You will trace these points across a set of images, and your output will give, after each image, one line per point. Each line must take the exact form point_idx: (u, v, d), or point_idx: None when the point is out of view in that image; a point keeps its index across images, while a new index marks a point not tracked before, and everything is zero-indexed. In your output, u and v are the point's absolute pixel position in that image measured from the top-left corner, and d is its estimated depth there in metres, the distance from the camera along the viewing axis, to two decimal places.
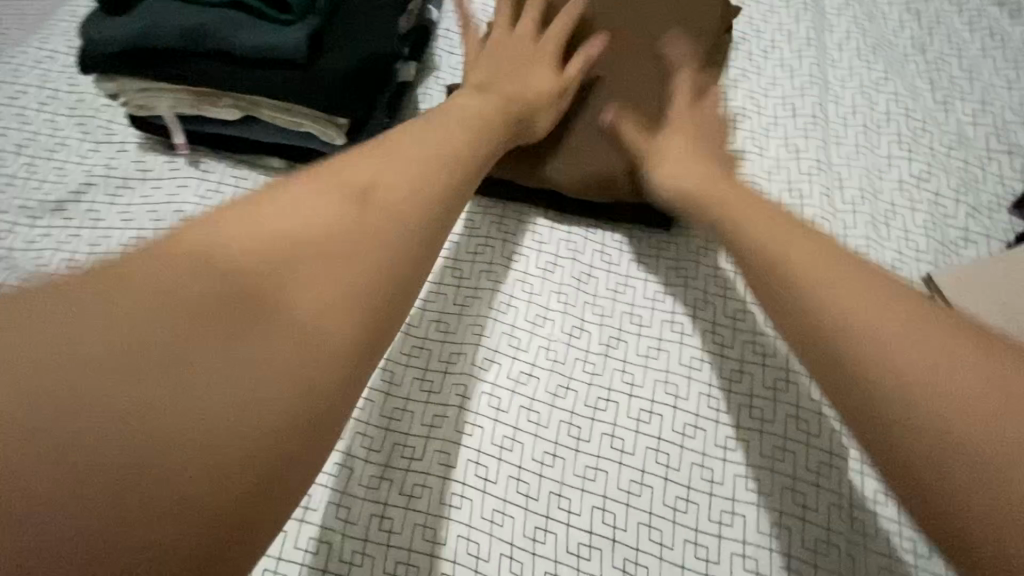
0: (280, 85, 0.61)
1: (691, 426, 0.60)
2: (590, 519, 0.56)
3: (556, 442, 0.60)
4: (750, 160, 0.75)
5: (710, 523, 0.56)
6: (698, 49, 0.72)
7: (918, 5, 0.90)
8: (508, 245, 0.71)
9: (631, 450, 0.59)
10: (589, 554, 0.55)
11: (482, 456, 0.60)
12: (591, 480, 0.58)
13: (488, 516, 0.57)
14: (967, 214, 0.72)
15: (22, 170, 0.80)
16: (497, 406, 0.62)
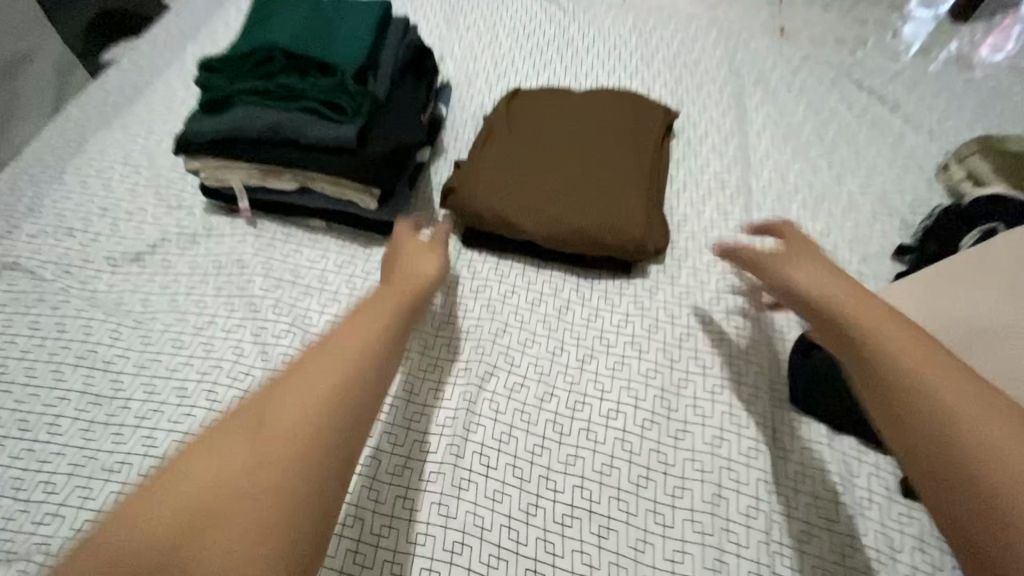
0: (335, 165, 0.82)
1: (649, 421, 0.77)
2: (571, 495, 0.71)
3: (544, 436, 0.75)
4: (692, 221, 0.96)
5: (666, 496, 0.71)
6: (644, 142, 0.97)
7: (818, 104, 1.16)
8: (503, 285, 0.90)
9: (602, 441, 0.75)
10: (571, 523, 0.69)
11: (485, 448, 0.74)
12: (572, 465, 0.73)
13: (491, 495, 0.71)
14: (860, 260, 0.93)
15: (106, 228, 0.99)
16: (496, 408, 0.77)
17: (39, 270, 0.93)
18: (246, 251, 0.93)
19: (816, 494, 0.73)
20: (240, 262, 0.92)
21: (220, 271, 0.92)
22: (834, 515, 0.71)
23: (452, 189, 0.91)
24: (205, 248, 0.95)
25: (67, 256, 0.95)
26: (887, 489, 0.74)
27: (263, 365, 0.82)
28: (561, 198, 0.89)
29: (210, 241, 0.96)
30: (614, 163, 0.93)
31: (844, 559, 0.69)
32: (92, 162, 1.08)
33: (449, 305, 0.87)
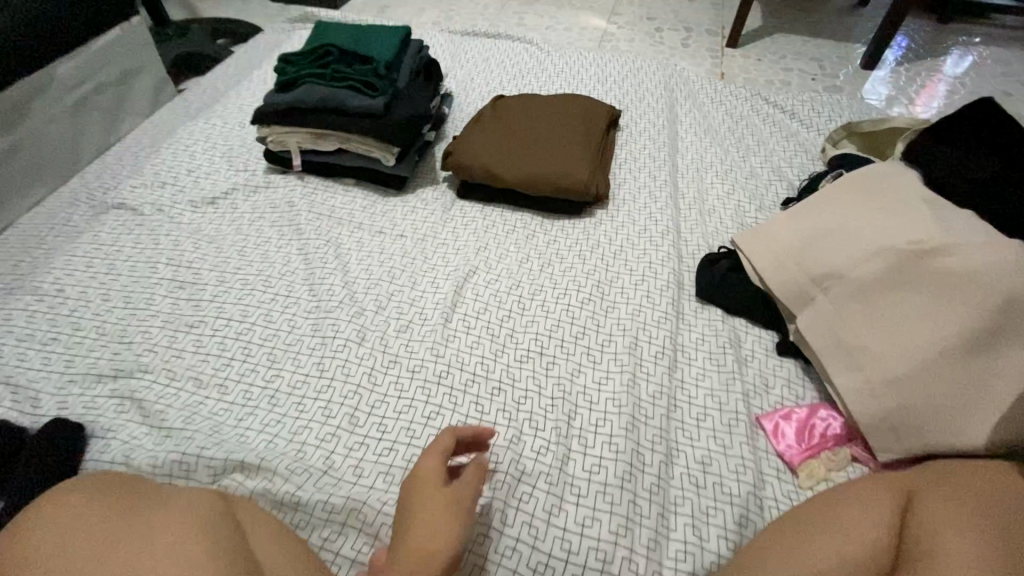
0: (367, 126, 1.15)
1: (588, 300, 1.04)
2: (529, 343, 0.97)
3: (510, 308, 1.03)
4: (630, 182, 1.28)
5: (597, 345, 0.97)
6: (594, 125, 1.30)
7: (734, 112, 1.52)
8: (486, 220, 1.21)
9: (553, 311, 1.02)
10: (528, 359, 0.95)
11: (467, 315, 1.02)
12: (530, 325, 1.00)
13: (470, 343, 0.98)
14: (757, 208, 1.23)
15: (189, 182, 1.31)
16: (476, 292, 1.05)
17: (139, 209, 1.24)
18: (296, 197, 1.24)
19: (709, 350, 0.99)
20: (291, 203, 1.23)
21: (275, 209, 1.23)
22: (721, 362, 0.97)
23: (449, 151, 1.24)
24: (264, 195, 1.26)
25: (159, 200, 1.26)
26: (764, 350, 1.00)
27: (305, 266, 1.10)
28: (528, 156, 1.21)
29: (268, 190, 1.27)
30: (570, 135, 1.25)
31: (727, 388, 0.94)
32: (178, 141, 1.41)
33: (446, 232, 1.18)
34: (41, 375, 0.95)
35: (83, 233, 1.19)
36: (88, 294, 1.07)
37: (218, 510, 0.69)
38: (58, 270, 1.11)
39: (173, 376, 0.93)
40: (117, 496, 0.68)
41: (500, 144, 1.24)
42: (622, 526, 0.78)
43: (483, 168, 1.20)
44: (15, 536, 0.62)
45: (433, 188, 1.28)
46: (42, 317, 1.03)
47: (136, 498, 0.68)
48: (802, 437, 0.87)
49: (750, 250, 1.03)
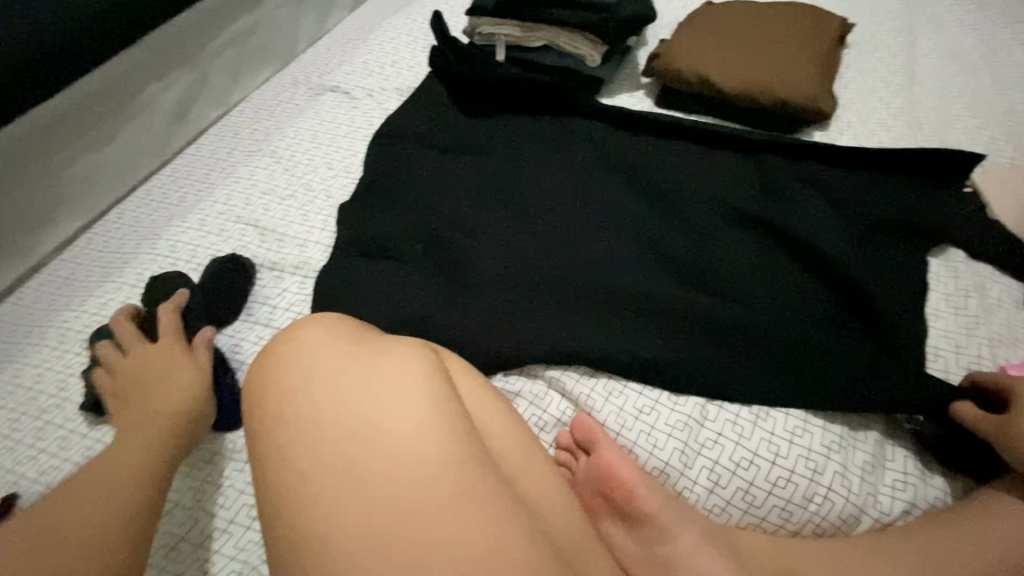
0: (585, 22, 1.16)
1: (800, 427, 0.75)
2: (718, 453, 0.74)
3: (656, 400, 0.78)
4: (854, 104, 1.15)
5: (821, 447, 0.73)
6: (822, 35, 1.19)
7: (991, 37, 1.29)
8: (607, 198, 1.02)
9: (747, 436, 0.75)
10: (747, 466, 0.73)
11: (624, 412, 0.77)
12: (709, 448, 0.74)
13: (638, 407, 0.77)
14: (1015, 149, 1.07)
15: (396, 70, 1.38)
16: (595, 387, 0.79)
17: (351, 93, 1.34)
18: (460, 114, 1.18)
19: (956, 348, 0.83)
20: (439, 133, 1.15)
21: (415, 123, 1.16)
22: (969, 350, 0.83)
23: (657, 55, 1.18)
24: (410, 108, 1.19)
25: (368, 86, 1.35)
26: (1014, 302, 0.88)
27: (503, 151, 1.11)
28: (747, 63, 1.13)
29: (420, 105, 1.20)
30: (793, 42, 1.16)
31: (968, 333, 0.85)
32: (383, 33, 1.48)
33: (575, 208, 1.00)
34: (282, 222, 1.08)
35: (306, 109, 1.32)
36: (314, 161, 1.19)
37: (438, 365, 0.69)
38: (288, 139, 1.25)
39: (387, 235, 0.99)
40: (351, 342, 0.69)
41: (719, 55, 1.15)
42: (836, 443, 0.74)
43: (698, 77, 1.13)
44: (265, 370, 0.68)
45: (628, 94, 1.22)
46: (279, 177, 1.16)
47: (362, 345, 0.69)
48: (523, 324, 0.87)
49: (991, 197, 0.98)
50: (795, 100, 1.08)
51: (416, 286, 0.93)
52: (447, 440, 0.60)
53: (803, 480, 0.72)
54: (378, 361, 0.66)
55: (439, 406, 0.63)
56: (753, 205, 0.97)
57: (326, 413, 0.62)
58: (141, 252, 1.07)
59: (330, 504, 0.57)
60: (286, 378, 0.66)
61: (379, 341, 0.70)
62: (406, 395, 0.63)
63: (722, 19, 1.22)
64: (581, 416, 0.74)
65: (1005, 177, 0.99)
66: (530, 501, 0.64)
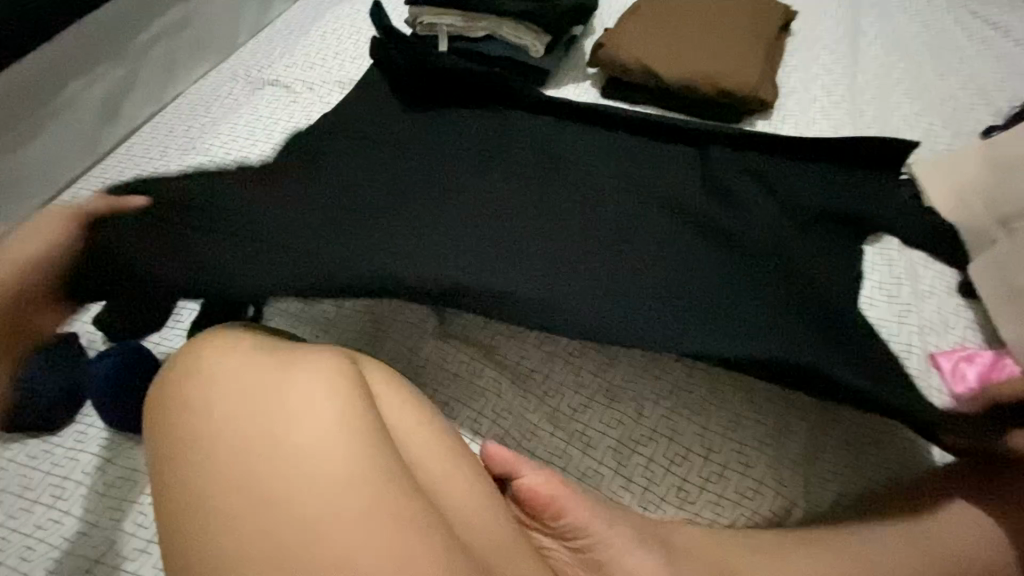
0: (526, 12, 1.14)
1: (735, 423, 0.74)
2: (652, 450, 0.73)
3: (592, 398, 0.77)
4: (797, 93, 1.15)
5: (753, 441, 0.73)
6: (765, 23, 1.18)
7: (932, 23, 1.30)
8: (550, 180, 0.96)
9: (681, 432, 0.74)
10: (681, 462, 0.73)
11: (558, 412, 0.76)
12: (643, 445, 0.74)
13: (573, 406, 0.76)
14: (952, 135, 1.08)
15: (339, 63, 1.33)
16: (530, 387, 0.78)
17: (290, 87, 1.29)
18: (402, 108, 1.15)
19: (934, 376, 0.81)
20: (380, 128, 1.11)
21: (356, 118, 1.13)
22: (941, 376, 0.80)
23: (601, 45, 1.16)
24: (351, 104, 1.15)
25: (308, 79, 1.31)
26: (946, 289, 0.90)
27: (443, 135, 1.05)
28: (690, 53, 1.12)
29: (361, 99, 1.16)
30: (736, 29, 1.15)
31: (900, 320, 0.86)
32: (325, 24, 1.43)
33: None
34: None
35: (244, 105, 1.27)
36: (250, 159, 1.14)
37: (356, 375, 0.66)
38: (223, 136, 1.19)
39: (295, 199, 0.85)
40: (264, 355, 0.66)
41: (662, 44, 1.13)
42: (769, 436, 0.74)
43: (641, 67, 1.11)
44: (171, 388, 0.64)
45: (574, 85, 1.20)
46: (212, 176, 1.12)
47: (276, 357, 0.66)
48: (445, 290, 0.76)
49: (926, 186, 0.99)
50: (737, 89, 1.07)
51: (319, 246, 0.77)
52: (359, 451, 0.58)
53: (735, 475, 0.72)
54: (289, 375, 0.63)
55: (352, 421, 0.60)
56: (694, 195, 0.95)
57: (232, 431, 0.59)
58: None
59: (233, 527, 0.55)
60: (192, 396, 0.63)
61: (294, 350, 0.67)
62: (317, 406, 0.60)
63: (667, 7, 1.20)
64: (490, 445, 0.71)
65: (940, 164, 1.00)
66: (453, 517, 0.62)
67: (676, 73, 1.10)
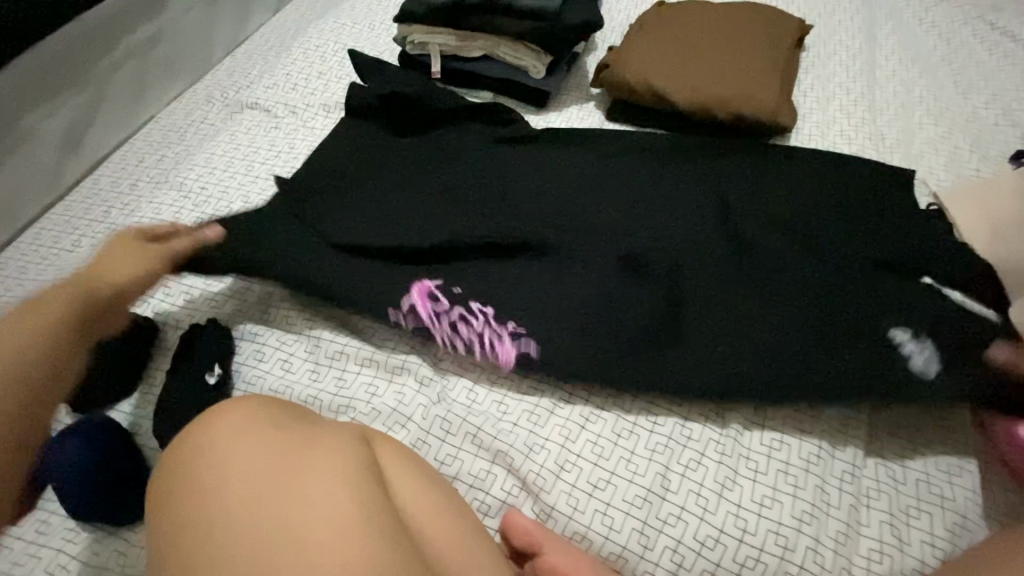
0: (526, 31, 1.05)
1: (769, 498, 0.68)
2: (681, 530, 0.67)
3: (613, 472, 0.70)
4: (815, 114, 1.08)
5: (790, 519, 0.67)
6: (780, 39, 1.11)
7: (950, 36, 1.23)
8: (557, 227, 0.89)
9: (712, 509, 0.68)
10: (713, 545, 0.66)
11: (576, 490, 0.69)
12: (672, 525, 0.67)
13: (593, 482, 0.70)
14: (979, 159, 1.02)
15: (323, 83, 1.24)
16: (544, 460, 0.71)
17: (272, 111, 1.20)
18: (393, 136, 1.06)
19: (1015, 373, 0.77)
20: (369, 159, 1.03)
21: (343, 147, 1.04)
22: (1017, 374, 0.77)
23: (606, 65, 1.08)
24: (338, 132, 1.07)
25: (291, 101, 1.21)
26: None
27: (439, 166, 0.97)
28: (703, 74, 1.04)
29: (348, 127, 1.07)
30: (749, 47, 1.08)
31: None
32: (308, 39, 1.33)
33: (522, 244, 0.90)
34: None
35: (221, 131, 1.17)
36: (228, 194, 1.05)
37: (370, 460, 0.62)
38: (198, 167, 1.10)
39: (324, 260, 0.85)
40: (269, 432, 0.61)
41: (671, 65, 1.06)
42: (807, 514, 0.67)
43: (649, 90, 1.04)
44: (164, 482, 0.58)
45: (577, 108, 1.13)
46: (187, 213, 1.03)
47: (286, 436, 0.61)
48: (462, 342, 0.78)
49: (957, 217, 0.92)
50: (753, 112, 1.00)
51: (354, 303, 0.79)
52: (377, 550, 0.53)
53: (773, 558, 0.65)
54: (302, 460, 0.58)
55: (370, 512, 0.55)
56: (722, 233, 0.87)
57: (235, 531, 0.53)
58: None
59: None
60: (187, 491, 0.56)
61: (302, 432, 0.62)
62: (328, 497, 0.55)
63: (675, 22, 1.13)
64: (511, 514, 0.66)
65: (970, 193, 0.94)
66: None
67: (688, 96, 1.02)
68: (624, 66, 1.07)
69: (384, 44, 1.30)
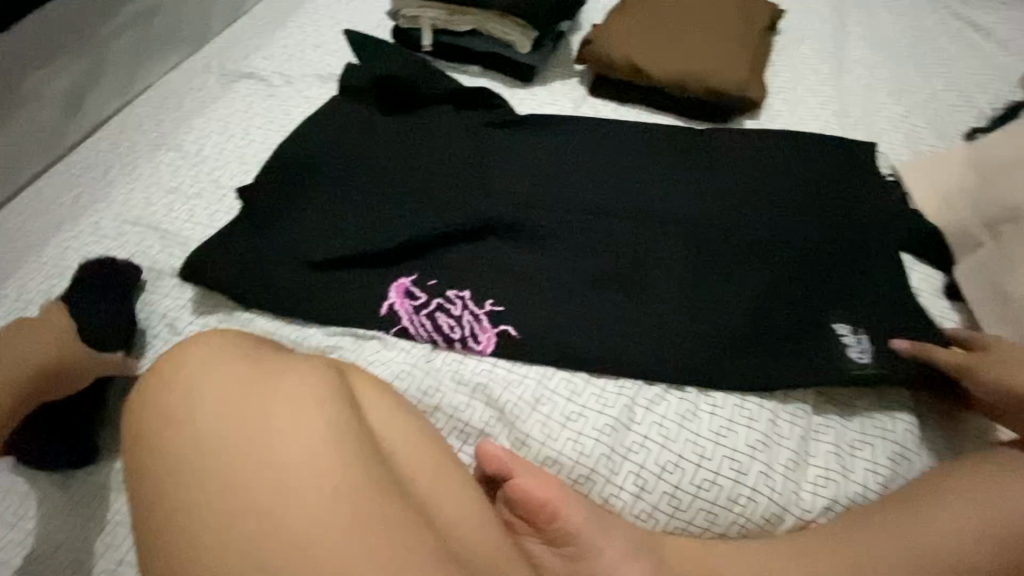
0: (514, 6, 1.11)
1: (726, 428, 0.74)
2: (644, 456, 0.72)
3: (584, 405, 0.75)
4: (785, 93, 1.15)
5: (745, 446, 0.73)
6: (754, 22, 1.18)
7: (916, 24, 1.30)
8: (538, 192, 0.95)
9: (673, 438, 0.73)
10: (673, 469, 0.71)
11: (550, 420, 0.74)
12: (636, 452, 0.72)
13: (565, 414, 0.75)
14: (937, 137, 1.09)
15: (319, 55, 1.29)
16: (521, 394, 0.76)
17: (268, 80, 1.24)
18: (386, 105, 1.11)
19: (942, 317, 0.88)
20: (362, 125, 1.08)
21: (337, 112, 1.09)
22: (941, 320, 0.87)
23: (588, 41, 1.14)
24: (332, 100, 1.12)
25: (287, 72, 1.26)
26: (932, 290, 0.90)
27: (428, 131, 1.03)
28: (680, 52, 1.10)
29: (343, 95, 1.12)
30: (724, 28, 1.14)
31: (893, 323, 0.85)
32: (304, 14, 1.38)
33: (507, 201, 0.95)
34: (189, 224, 0.99)
35: (218, 98, 1.21)
36: (225, 155, 1.09)
37: (344, 387, 0.64)
38: (196, 131, 1.14)
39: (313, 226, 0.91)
40: (243, 362, 0.63)
41: (651, 43, 1.11)
42: (761, 443, 0.73)
43: (629, 66, 1.09)
44: (148, 402, 0.61)
45: (562, 83, 1.18)
46: (185, 172, 1.07)
47: (260, 365, 0.63)
48: (442, 327, 0.82)
49: (913, 187, 0.98)
50: (726, 89, 1.06)
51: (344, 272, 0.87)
52: (351, 464, 0.56)
53: (728, 481, 0.71)
54: (275, 384, 0.61)
55: (341, 432, 0.58)
56: (687, 200, 0.94)
57: (217, 442, 0.56)
58: (27, 260, 0.96)
59: (214, 550, 0.51)
60: (173, 410, 0.59)
61: (281, 359, 0.65)
62: (302, 416, 0.58)
63: (655, 4, 1.19)
64: (485, 442, 0.71)
65: (925, 165, 1.00)
66: (449, 525, 0.60)
67: (665, 72, 1.08)
68: (606, 43, 1.12)
69: (378, 20, 1.35)
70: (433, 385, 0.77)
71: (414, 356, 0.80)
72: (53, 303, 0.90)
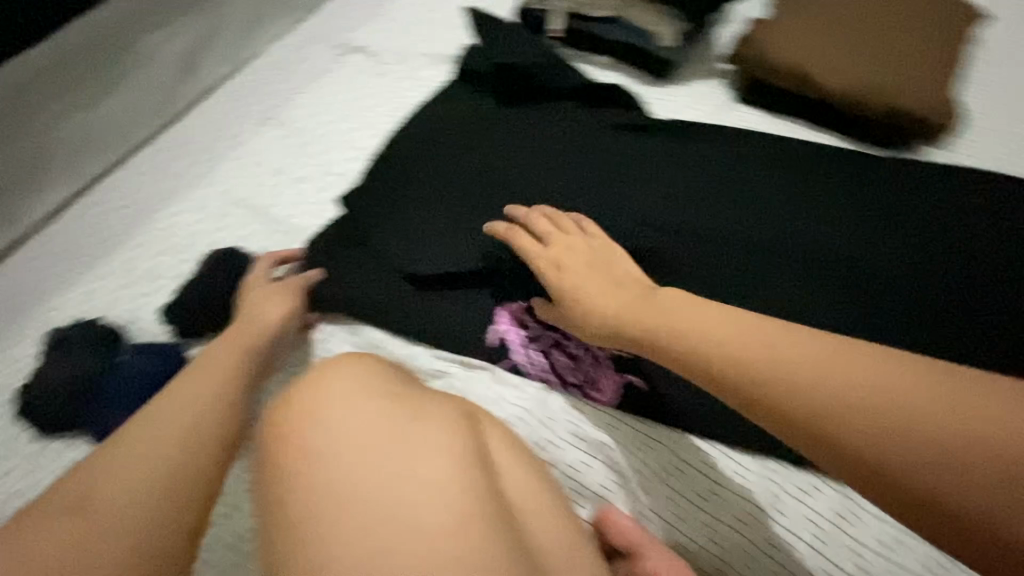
0: None
1: (895, 540, 0.62)
2: (791, 559, 0.62)
3: (722, 485, 0.65)
4: (979, 119, 0.95)
5: (916, 566, 0.61)
6: (950, 29, 0.98)
7: None
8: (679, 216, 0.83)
9: (827, 542, 0.62)
10: None
11: (680, 497, 0.65)
12: (781, 552, 0.62)
13: (699, 493, 0.65)
14: None
15: (433, 33, 1.19)
16: (648, 463, 0.67)
17: (379, 56, 1.16)
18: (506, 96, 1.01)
19: None
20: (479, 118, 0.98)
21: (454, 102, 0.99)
22: None
23: (744, 39, 0.98)
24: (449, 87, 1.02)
25: (399, 49, 1.17)
26: None
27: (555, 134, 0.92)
28: (857, 59, 0.93)
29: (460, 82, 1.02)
30: (915, 34, 0.95)
31: None
32: None
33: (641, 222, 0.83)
34: (293, 212, 0.94)
35: (327, 73, 1.15)
36: (333, 138, 1.03)
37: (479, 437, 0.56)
38: (305, 108, 1.08)
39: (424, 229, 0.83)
40: (378, 394, 0.57)
41: (822, 46, 0.94)
42: (937, 565, 0.61)
43: (792, 73, 0.93)
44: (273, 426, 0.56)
45: (703, 84, 1.03)
46: (291, 153, 1.01)
47: (395, 400, 0.57)
48: (558, 368, 0.72)
49: None
50: (912, 110, 0.89)
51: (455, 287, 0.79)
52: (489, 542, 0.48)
53: None
54: (410, 429, 0.54)
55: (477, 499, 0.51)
56: (857, 243, 0.79)
57: (346, 490, 0.50)
58: (135, 233, 0.94)
59: None
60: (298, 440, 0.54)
61: (416, 398, 0.58)
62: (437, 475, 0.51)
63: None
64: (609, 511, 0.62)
65: None
66: None
67: (836, 83, 0.91)
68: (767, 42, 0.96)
69: None
70: (546, 436, 0.69)
71: (526, 396, 0.72)
72: (158, 285, 0.88)
